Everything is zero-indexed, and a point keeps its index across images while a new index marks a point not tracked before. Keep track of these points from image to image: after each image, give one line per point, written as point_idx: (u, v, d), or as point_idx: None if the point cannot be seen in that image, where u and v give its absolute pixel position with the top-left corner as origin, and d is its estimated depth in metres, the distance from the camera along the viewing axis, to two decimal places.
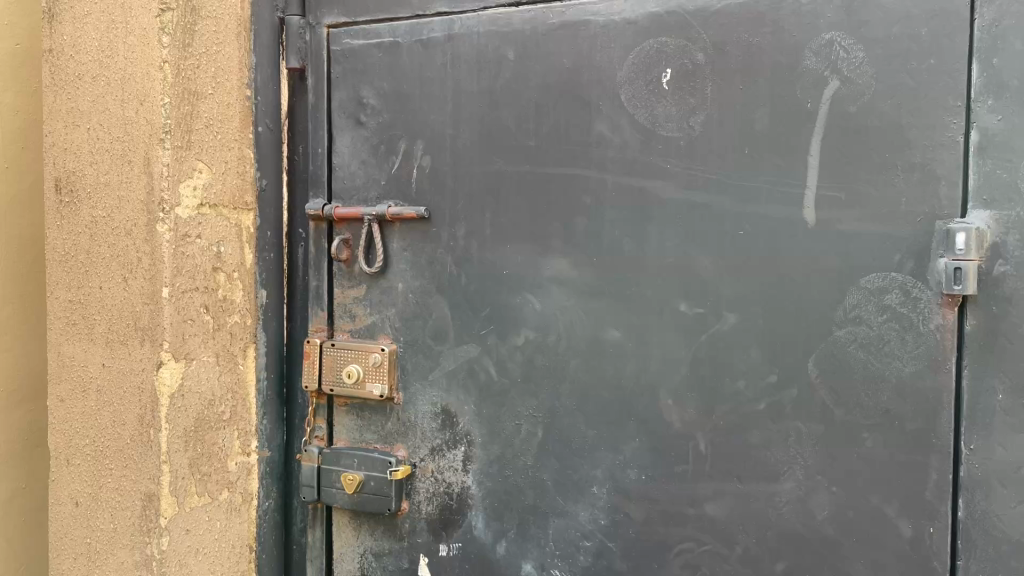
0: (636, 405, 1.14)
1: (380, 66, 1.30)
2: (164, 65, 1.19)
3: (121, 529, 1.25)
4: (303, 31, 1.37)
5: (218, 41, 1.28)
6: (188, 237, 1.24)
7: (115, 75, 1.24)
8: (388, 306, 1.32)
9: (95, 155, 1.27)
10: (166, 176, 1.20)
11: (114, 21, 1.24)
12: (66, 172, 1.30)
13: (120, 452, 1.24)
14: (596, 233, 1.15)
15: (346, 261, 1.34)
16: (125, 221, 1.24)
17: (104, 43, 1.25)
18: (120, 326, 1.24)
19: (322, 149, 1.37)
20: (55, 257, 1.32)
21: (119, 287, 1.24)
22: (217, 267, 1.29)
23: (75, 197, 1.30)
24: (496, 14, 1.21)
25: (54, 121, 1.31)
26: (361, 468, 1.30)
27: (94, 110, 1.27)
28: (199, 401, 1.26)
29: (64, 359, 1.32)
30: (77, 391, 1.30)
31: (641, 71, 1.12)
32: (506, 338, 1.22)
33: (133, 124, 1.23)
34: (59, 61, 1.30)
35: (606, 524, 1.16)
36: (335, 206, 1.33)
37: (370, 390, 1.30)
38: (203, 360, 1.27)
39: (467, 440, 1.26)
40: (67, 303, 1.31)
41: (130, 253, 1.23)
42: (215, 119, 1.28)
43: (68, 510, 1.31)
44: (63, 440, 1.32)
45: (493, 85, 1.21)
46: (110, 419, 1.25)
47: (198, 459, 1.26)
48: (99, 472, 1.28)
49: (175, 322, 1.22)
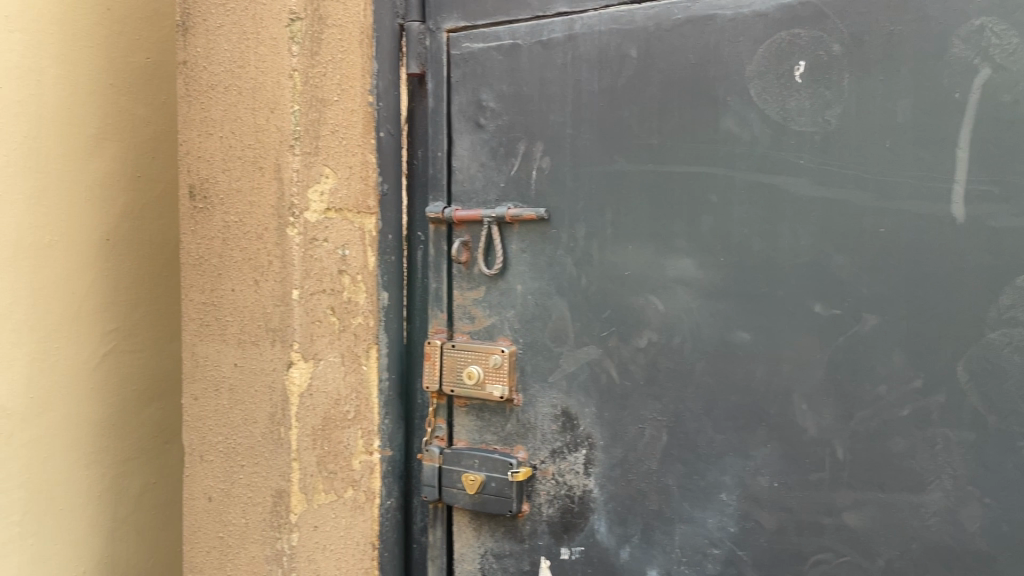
0: (767, 410, 1.10)
1: (501, 68, 1.30)
2: (294, 73, 1.23)
3: (253, 524, 1.29)
4: (423, 37, 1.38)
5: (343, 48, 1.30)
6: (316, 241, 1.28)
7: (247, 84, 1.29)
8: (507, 308, 1.32)
9: (228, 162, 1.32)
10: (296, 182, 1.25)
11: (246, 32, 1.28)
12: (199, 179, 1.36)
13: (252, 450, 1.29)
14: (723, 232, 1.12)
15: (465, 263, 1.35)
16: (257, 226, 1.28)
17: (236, 54, 1.30)
18: (252, 327, 1.29)
19: (441, 152, 1.38)
20: (189, 261, 1.37)
21: (251, 289, 1.29)
22: (343, 270, 1.32)
23: (208, 203, 1.35)
24: (618, 13, 1.20)
25: (188, 130, 1.37)
26: (482, 469, 1.30)
27: (226, 119, 1.32)
28: (326, 401, 1.30)
29: (197, 359, 1.37)
30: (210, 390, 1.35)
31: (772, 64, 1.09)
32: (628, 339, 1.20)
33: (264, 132, 1.27)
34: (192, 72, 1.35)
35: (736, 532, 1.13)
36: (455, 209, 1.34)
37: (490, 391, 1.30)
38: (330, 360, 1.30)
39: (589, 442, 1.25)
40: (200, 305, 1.36)
41: (261, 256, 1.28)
42: (341, 126, 1.31)
43: (200, 504, 1.37)
44: (196, 437, 1.38)
45: (615, 84, 1.20)
46: (242, 418, 1.30)
47: (325, 457, 1.29)
48: (231, 469, 1.32)
49: (305, 324, 1.26)
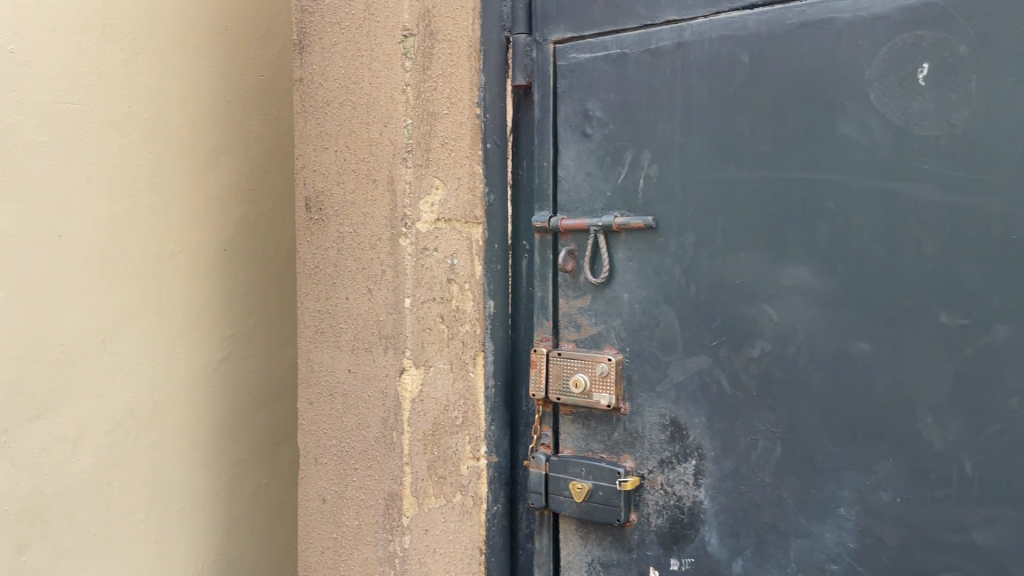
0: (888, 422, 1.07)
1: (608, 78, 1.31)
2: (407, 88, 1.28)
3: (366, 525, 1.33)
4: (530, 49, 1.40)
5: (452, 62, 1.34)
6: (427, 251, 1.31)
7: (361, 99, 1.33)
8: (613, 317, 1.32)
9: (342, 175, 1.37)
10: (409, 194, 1.28)
11: (360, 49, 1.33)
12: (315, 192, 1.41)
13: (365, 453, 1.33)
14: (841, 239, 1.10)
15: (571, 272, 1.36)
16: (370, 237, 1.33)
17: (351, 71, 1.34)
18: (365, 334, 1.33)
19: (547, 162, 1.39)
20: (305, 271, 1.43)
21: (365, 297, 1.34)
22: (452, 279, 1.35)
23: (324, 215, 1.40)
24: (730, 19, 1.19)
25: (305, 145, 1.42)
26: (589, 477, 1.31)
27: (341, 133, 1.37)
28: (436, 407, 1.33)
29: (312, 365, 1.42)
30: (325, 394, 1.40)
31: (893, 67, 1.06)
32: (740, 349, 1.19)
33: (377, 145, 1.31)
34: (309, 89, 1.41)
35: (855, 548, 1.10)
36: (561, 218, 1.35)
37: (596, 400, 1.31)
38: (439, 367, 1.33)
39: (699, 453, 1.23)
40: (316, 312, 1.41)
41: (375, 266, 1.32)
42: (450, 138, 1.34)
43: (315, 505, 1.42)
44: (311, 440, 1.43)
45: (726, 90, 1.19)
46: (355, 422, 1.35)
47: (435, 462, 1.32)
48: (345, 472, 1.37)
49: (416, 331, 1.29)
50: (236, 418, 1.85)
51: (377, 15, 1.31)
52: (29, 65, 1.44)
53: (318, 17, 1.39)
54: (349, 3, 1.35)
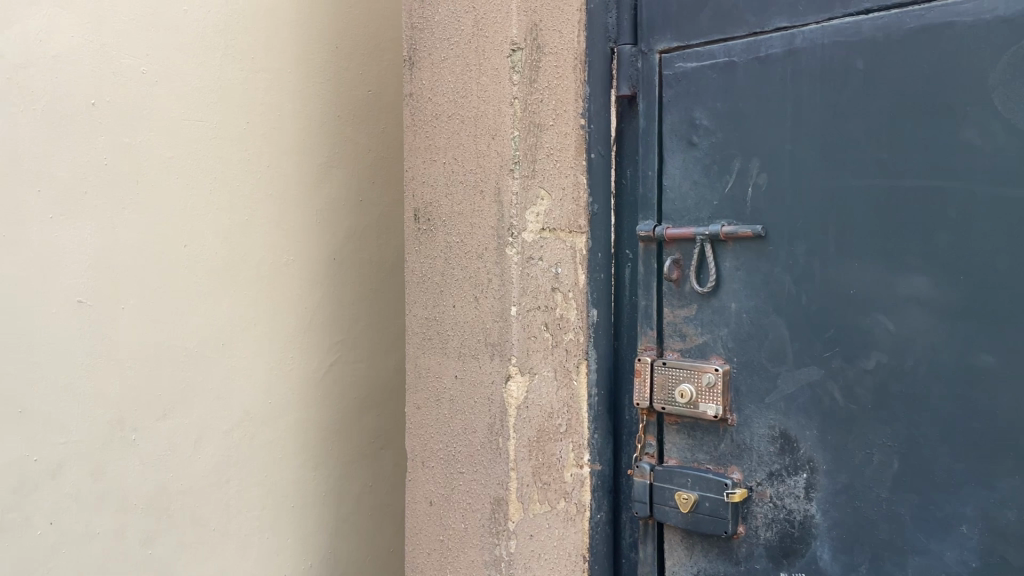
0: (1015, 438, 1.03)
1: (715, 86, 1.30)
2: (514, 101, 1.29)
3: (472, 529, 1.36)
4: (635, 59, 1.41)
5: (558, 75, 1.35)
6: (533, 259, 1.33)
7: (469, 113, 1.36)
8: (720, 326, 1.31)
9: (450, 186, 1.40)
10: (516, 204, 1.30)
11: (468, 64, 1.36)
12: (423, 203, 1.45)
13: (471, 458, 1.36)
14: (963, 248, 1.07)
15: (676, 281, 1.35)
16: (477, 246, 1.36)
17: (459, 85, 1.38)
18: (472, 341, 1.36)
19: (652, 170, 1.39)
20: (414, 279, 1.47)
21: (472, 306, 1.36)
22: (556, 288, 1.37)
23: (432, 225, 1.44)
24: (843, 25, 1.17)
25: (414, 157, 1.47)
26: (695, 488, 1.30)
27: (449, 146, 1.40)
28: (541, 414, 1.34)
29: (420, 370, 1.46)
30: (432, 400, 1.44)
31: (1019, 71, 1.03)
32: (854, 361, 1.16)
33: (484, 157, 1.34)
34: (418, 103, 1.46)
35: (979, 567, 1.06)
36: (666, 227, 1.35)
37: (703, 411, 1.30)
38: (544, 374, 1.35)
39: (810, 466, 1.21)
40: (423, 320, 1.45)
41: (481, 275, 1.35)
42: (556, 148, 1.36)
43: (423, 507, 1.45)
44: (418, 444, 1.46)
45: (840, 97, 1.17)
46: (462, 427, 1.38)
47: (540, 469, 1.34)
48: (452, 475, 1.40)
49: (522, 339, 1.31)
50: (348, 423, 1.92)
51: (485, 29, 1.34)
52: (158, 85, 1.54)
53: (428, 34, 1.44)
54: (457, 19, 1.38)
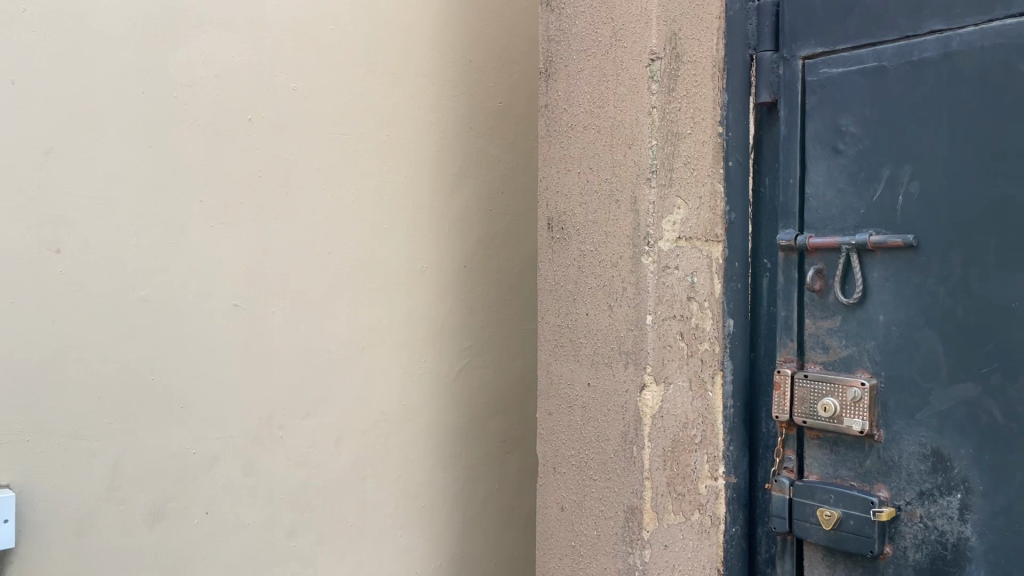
0: None
1: (863, 92, 1.27)
2: (653, 110, 1.29)
3: (605, 536, 1.36)
4: (776, 66, 1.39)
5: (696, 83, 1.35)
6: (669, 268, 1.32)
7: (605, 123, 1.37)
8: (867, 339, 1.27)
9: (585, 195, 1.42)
10: (652, 213, 1.30)
11: (606, 74, 1.37)
12: (557, 212, 1.47)
13: (604, 465, 1.37)
14: None
15: (819, 291, 1.32)
16: (612, 254, 1.36)
17: (596, 95, 1.39)
18: (606, 349, 1.37)
19: (794, 178, 1.36)
20: (546, 287, 1.49)
21: (605, 314, 1.37)
22: (692, 297, 1.35)
23: (565, 234, 1.45)
24: (1004, 26, 1.12)
25: (548, 167, 1.49)
26: (839, 505, 1.27)
27: (584, 155, 1.41)
28: (676, 424, 1.33)
29: (552, 377, 1.48)
30: (564, 406, 1.45)
31: None
32: (1016, 377, 1.11)
33: (620, 166, 1.34)
34: (553, 114, 1.48)
35: None
36: (809, 236, 1.32)
37: (848, 425, 1.26)
38: (679, 384, 1.34)
39: (965, 487, 1.16)
40: (556, 327, 1.47)
41: (616, 283, 1.35)
42: (693, 157, 1.35)
43: (554, 513, 1.47)
44: (550, 449, 1.48)
45: (1000, 102, 1.12)
46: (595, 434, 1.38)
47: (674, 479, 1.33)
48: (584, 482, 1.41)
49: (658, 348, 1.31)
50: (480, 429, 1.97)
51: (623, 40, 1.34)
52: (307, 101, 1.62)
53: (564, 46, 1.46)
54: (595, 31, 1.40)
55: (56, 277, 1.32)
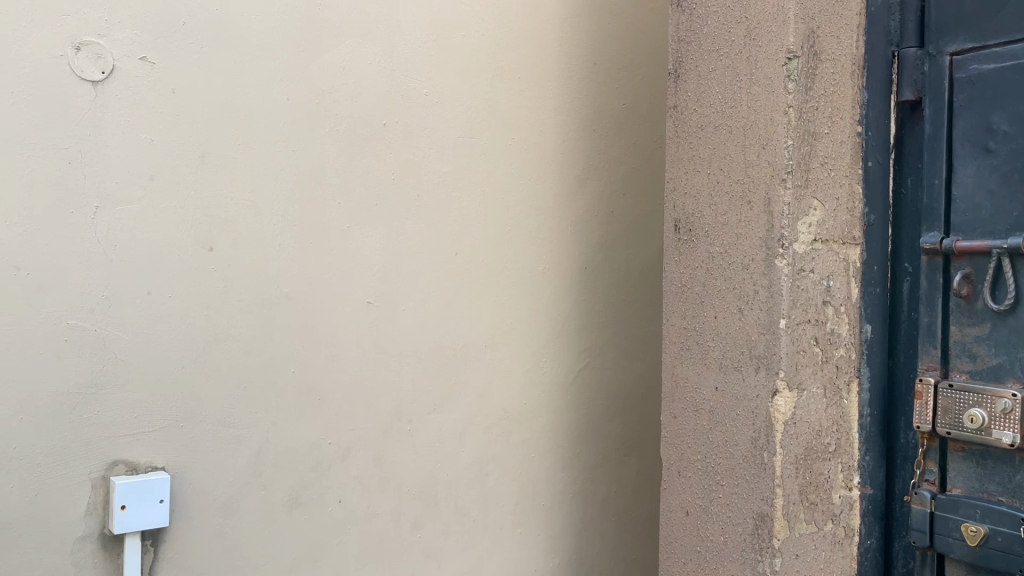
0: None
1: (1017, 88, 1.20)
2: (789, 109, 1.27)
3: (732, 543, 1.35)
4: (921, 62, 1.34)
5: (835, 81, 1.31)
6: (804, 271, 1.29)
7: (738, 123, 1.35)
8: (1018, 347, 1.20)
9: (715, 197, 1.40)
10: (787, 215, 1.28)
11: (739, 74, 1.35)
12: (685, 214, 1.45)
13: (732, 471, 1.35)
14: None
15: (966, 297, 1.26)
16: (743, 257, 1.34)
17: (729, 95, 1.37)
18: (736, 353, 1.35)
19: (939, 179, 1.31)
20: (672, 289, 1.47)
21: (735, 317, 1.35)
22: (828, 301, 1.32)
23: (694, 236, 1.43)
24: None
25: (675, 169, 1.47)
26: (986, 520, 1.22)
27: (714, 156, 1.40)
28: (809, 431, 1.31)
29: (678, 380, 1.46)
30: (690, 410, 1.43)
31: None
32: None
33: (754, 167, 1.32)
34: (683, 115, 1.46)
35: None
36: (956, 240, 1.27)
37: (997, 438, 1.20)
38: (813, 391, 1.31)
39: None
40: (682, 329, 1.45)
41: (747, 286, 1.33)
42: (830, 157, 1.32)
43: (678, 517, 1.45)
44: (675, 454, 1.46)
45: None
46: (722, 439, 1.37)
47: (806, 487, 1.30)
48: (710, 488, 1.39)
49: (791, 353, 1.28)
50: (602, 432, 1.96)
51: (758, 40, 1.32)
52: (438, 105, 1.67)
53: (695, 46, 1.44)
54: (728, 31, 1.38)
55: (208, 274, 1.41)
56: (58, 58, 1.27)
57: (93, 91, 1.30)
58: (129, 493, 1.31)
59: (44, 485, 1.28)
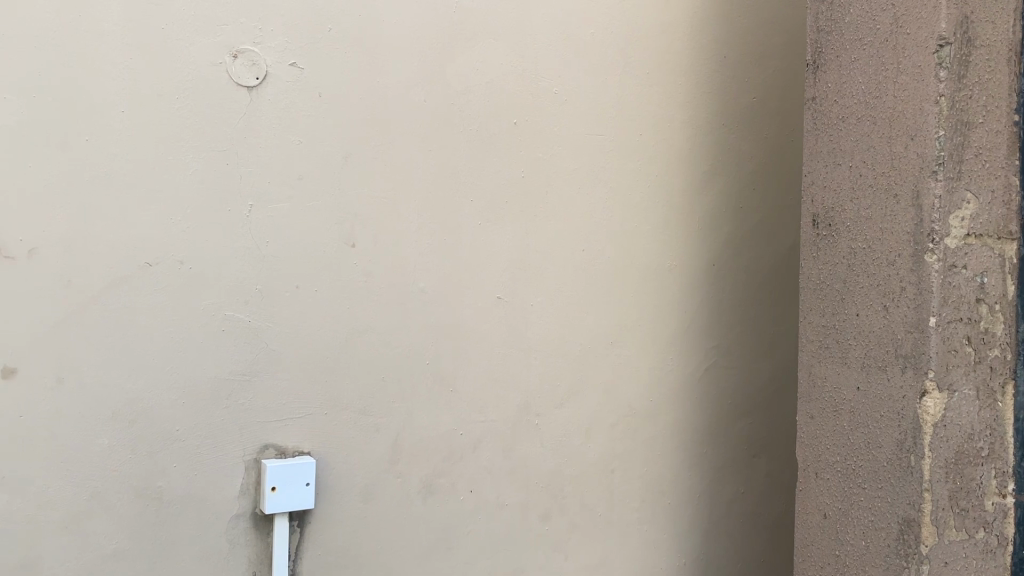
0: None
1: None
2: (940, 99, 1.23)
3: (874, 548, 1.32)
4: None
5: (990, 69, 1.24)
6: (955, 267, 1.24)
7: (883, 114, 1.31)
8: None
9: (858, 190, 1.36)
10: (938, 208, 1.23)
11: (885, 63, 1.31)
12: (825, 208, 1.42)
13: (875, 474, 1.32)
14: None
15: None
16: (888, 253, 1.30)
17: (873, 85, 1.33)
18: (879, 352, 1.31)
19: None
20: (811, 286, 1.44)
21: (879, 315, 1.31)
22: (981, 298, 1.25)
23: (834, 231, 1.40)
24: None
25: (814, 162, 1.44)
26: None
27: (857, 149, 1.36)
28: (960, 434, 1.25)
29: (816, 380, 1.43)
30: (829, 410, 1.40)
31: None
32: None
33: (900, 159, 1.28)
34: (823, 107, 1.43)
35: None
36: None
37: None
38: (964, 393, 1.25)
39: None
40: (821, 327, 1.42)
41: (893, 283, 1.29)
42: (985, 147, 1.24)
43: (816, 520, 1.43)
44: (812, 454, 1.44)
45: None
46: (864, 441, 1.33)
47: (956, 492, 1.25)
48: (851, 490, 1.36)
49: (941, 352, 1.24)
50: (729, 431, 1.93)
51: (906, 27, 1.28)
52: (567, 103, 1.69)
53: (836, 36, 1.40)
54: (872, 19, 1.34)
55: (350, 270, 1.48)
56: (218, 66, 1.35)
57: (249, 97, 1.38)
58: (279, 474, 1.39)
59: (202, 466, 1.37)
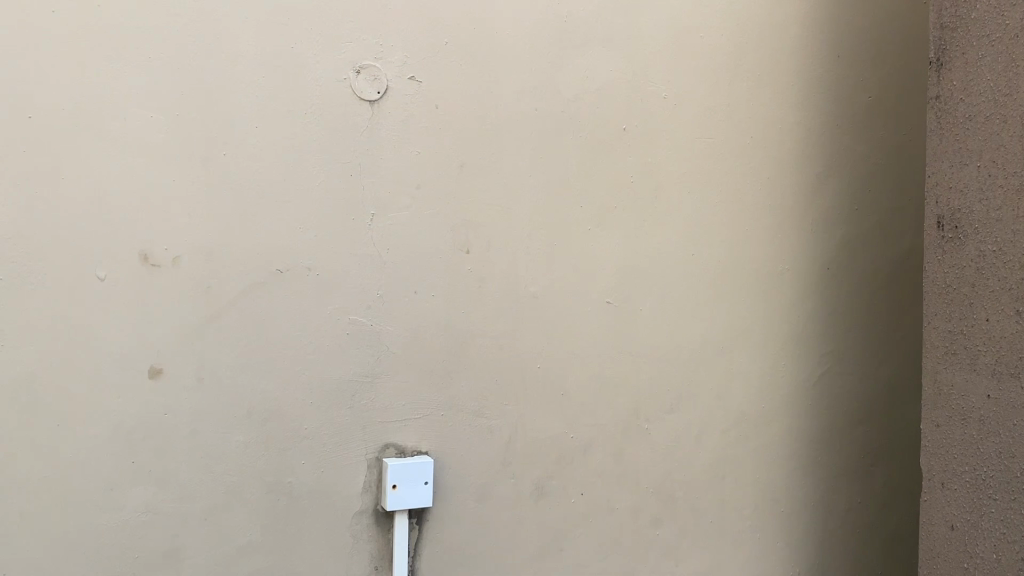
0: None
1: None
2: None
3: (1007, 562, 1.27)
4: None
5: None
6: None
7: (1014, 112, 1.26)
8: None
9: (986, 192, 1.31)
10: None
11: (1015, 60, 1.26)
12: (950, 210, 1.38)
13: (1006, 485, 1.27)
14: None
15: None
16: (1019, 255, 1.25)
17: (1002, 83, 1.28)
18: (1011, 358, 1.26)
19: None
20: (935, 290, 1.40)
21: (1010, 320, 1.26)
22: None
23: (961, 233, 1.36)
24: None
25: (939, 162, 1.40)
26: None
27: (985, 149, 1.31)
28: None
29: (941, 386, 1.39)
30: (956, 419, 1.36)
31: None
32: None
33: None
34: (947, 106, 1.38)
35: None
36: None
37: None
38: None
39: None
40: (947, 332, 1.38)
41: None
42: None
43: (942, 532, 1.39)
44: (939, 464, 1.39)
45: None
46: (995, 450, 1.29)
47: None
48: (981, 501, 1.31)
49: None
50: (846, 439, 1.88)
51: None
52: (677, 108, 1.69)
53: (962, 33, 1.36)
54: (1001, 14, 1.29)
55: (465, 275, 1.52)
56: (342, 82, 1.42)
57: (370, 110, 1.44)
58: (400, 473, 1.44)
59: (329, 463, 1.43)
